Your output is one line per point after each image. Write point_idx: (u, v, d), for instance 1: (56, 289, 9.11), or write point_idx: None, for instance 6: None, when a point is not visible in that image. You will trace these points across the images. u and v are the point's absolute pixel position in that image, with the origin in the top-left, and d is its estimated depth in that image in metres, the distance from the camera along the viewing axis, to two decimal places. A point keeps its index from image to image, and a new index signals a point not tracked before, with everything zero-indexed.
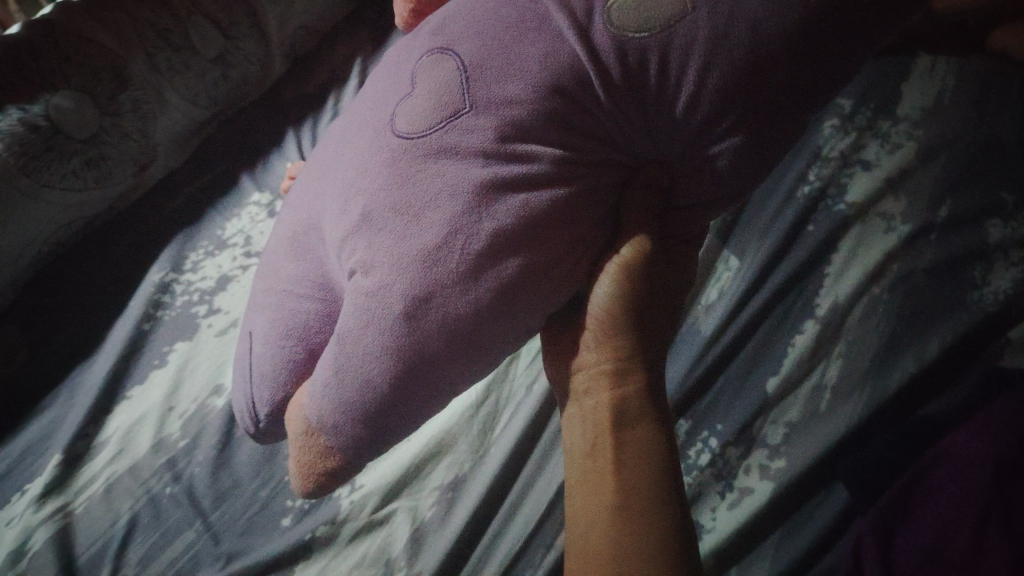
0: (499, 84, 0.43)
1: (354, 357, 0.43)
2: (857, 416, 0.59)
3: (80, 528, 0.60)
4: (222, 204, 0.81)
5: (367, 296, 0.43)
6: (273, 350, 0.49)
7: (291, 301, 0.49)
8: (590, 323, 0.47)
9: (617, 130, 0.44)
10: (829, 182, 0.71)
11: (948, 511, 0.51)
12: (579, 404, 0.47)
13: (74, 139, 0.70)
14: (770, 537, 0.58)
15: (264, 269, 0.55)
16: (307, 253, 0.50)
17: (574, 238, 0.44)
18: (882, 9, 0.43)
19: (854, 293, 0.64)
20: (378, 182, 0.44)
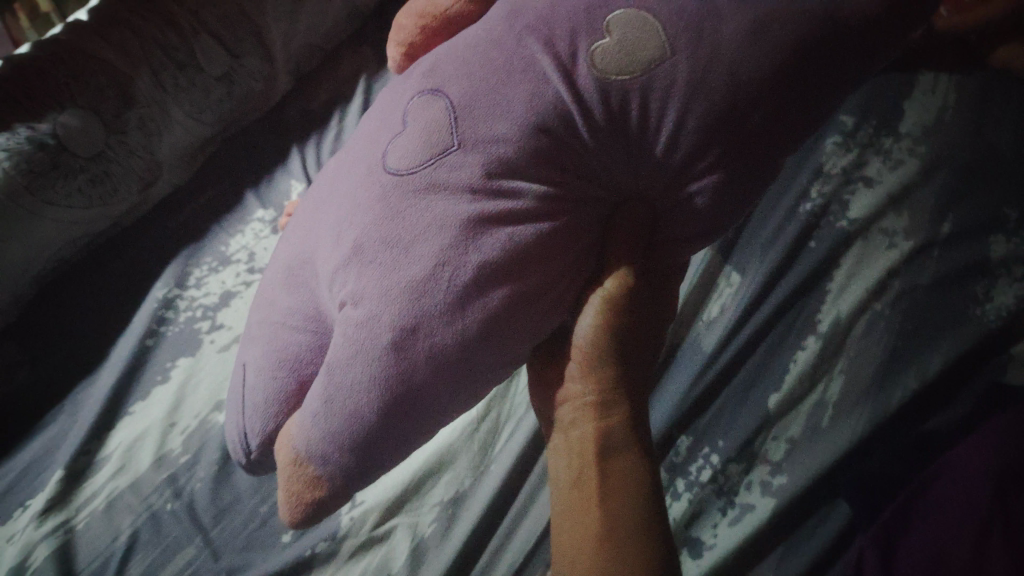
0: (486, 123, 0.45)
1: (342, 389, 0.44)
2: (858, 431, 0.59)
3: (81, 544, 0.60)
4: (227, 220, 0.81)
5: (355, 329, 0.43)
6: (265, 382, 0.49)
7: (284, 333, 0.49)
8: (574, 356, 0.48)
9: (605, 167, 0.46)
10: (831, 198, 0.70)
11: (950, 516, 0.52)
12: (564, 435, 0.47)
13: (80, 156, 0.71)
14: (771, 554, 0.57)
15: (258, 301, 0.55)
16: (300, 287, 0.50)
17: (560, 270, 0.45)
18: (844, 55, 0.47)
19: (856, 309, 0.64)
20: (368, 217, 0.45)
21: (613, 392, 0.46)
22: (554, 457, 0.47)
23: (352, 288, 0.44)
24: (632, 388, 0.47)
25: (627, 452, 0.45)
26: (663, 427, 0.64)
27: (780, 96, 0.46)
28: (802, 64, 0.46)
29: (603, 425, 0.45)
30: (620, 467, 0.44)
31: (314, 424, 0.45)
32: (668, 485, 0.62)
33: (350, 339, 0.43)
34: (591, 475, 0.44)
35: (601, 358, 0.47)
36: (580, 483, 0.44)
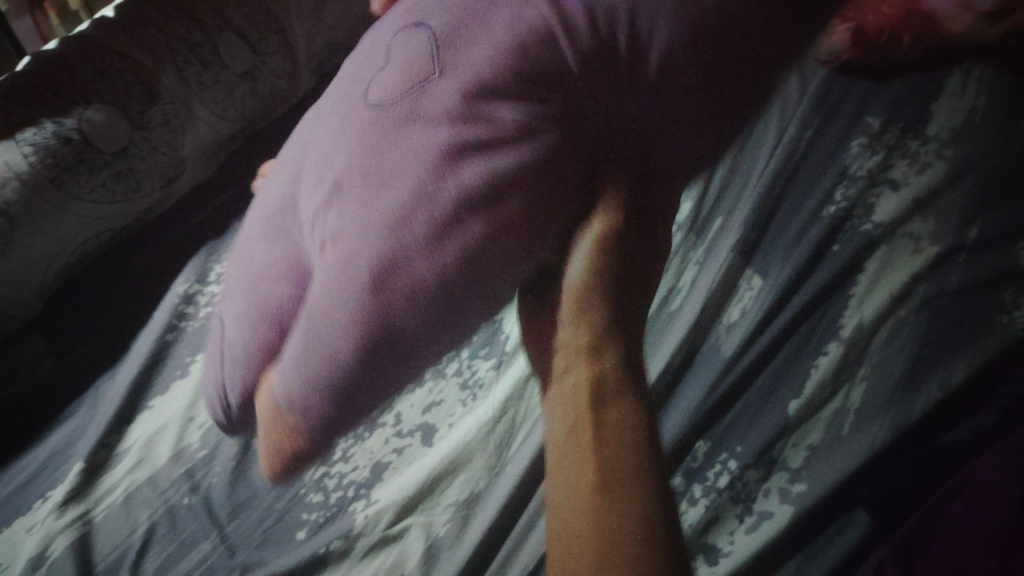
0: (465, 52, 0.56)
1: (329, 320, 0.51)
2: (881, 440, 0.58)
3: (98, 537, 0.60)
4: (247, 216, 0.81)
5: (338, 262, 0.52)
6: (254, 331, 0.57)
7: (262, 282, 0.58)
8: (567, 299, 0.51)
9: (589, 92, 0.56)
10: (855, 202, 0.70)
11: (973, 539, 0.50)
12: (558, 384, 0.49)
13: (104, 152, 0.73)
14: (789, 565, 0.56)
15: (239, 260, 0.63)
16: (282, 234, 0.59)
17: (542, 196, 0.52)
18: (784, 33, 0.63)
19: (878, 316, 0.63)
20: (353, 156, 0.56)
21: (604, 338, 0.48)
22: (550, 409, 0.49)
23: (346, 231, 0.53)
24: (625, 339, 0.49)
25: (620, 404, 0.46)
26: (680, 430, 0.63)
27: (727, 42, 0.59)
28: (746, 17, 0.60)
29: (596, 368, 0.47)
30: (616, 419, 0.45)
31: (300, 357, 0.52)
32: (685, 490, 0.61)
33: (332, 274, 0.52)
34: (584, 427, 0.45)
35: (591, 300, 0.49)
36: (573, 435, 0.46)
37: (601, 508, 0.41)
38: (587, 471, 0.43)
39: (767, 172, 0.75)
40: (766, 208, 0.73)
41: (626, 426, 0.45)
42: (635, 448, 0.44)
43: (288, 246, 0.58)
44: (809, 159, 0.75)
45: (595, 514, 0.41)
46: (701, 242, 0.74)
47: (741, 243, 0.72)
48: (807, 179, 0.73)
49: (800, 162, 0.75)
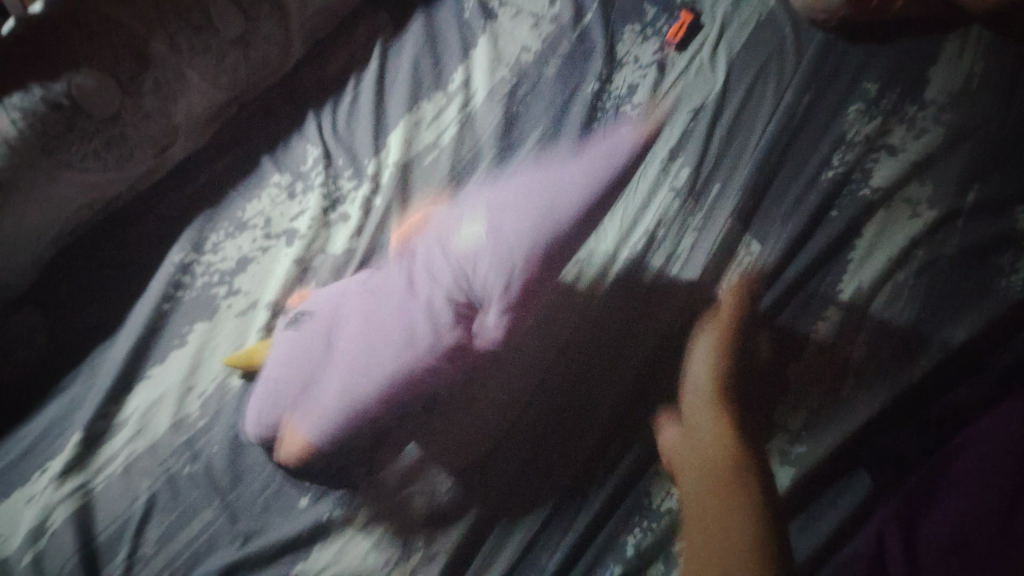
0: (549, 185, 0.64)
1: (396, 339, 0.53)
2: (881, 405, 0.59)
3: (99, 508, 0.60)
4: (243, 186, 0.81)
5: (412, 294, 0.57)
6: (286, 385, 0.56)
7: (309, 336, 0.58)
8: (725, 379, 0.60)
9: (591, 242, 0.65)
10: (853, 166, 0.70)
11: (977, 505, 0.52)
12: (684, 445, 0.57)
13: (95, 118, 0.70)
14: (793, 523, 0.57)
15: (294, 351, 0.58)
16: (366, 284, 0.61)
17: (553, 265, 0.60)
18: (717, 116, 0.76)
19: (877, 280, 0.64)
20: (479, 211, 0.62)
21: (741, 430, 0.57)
22: (682, 476, 0.56)
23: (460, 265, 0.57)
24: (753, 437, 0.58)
25: (750, 474, 0.55)
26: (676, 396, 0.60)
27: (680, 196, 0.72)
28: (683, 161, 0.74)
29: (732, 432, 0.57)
30: (748, 475, 0.54)
31: (399, 357, 0.53)
32: None
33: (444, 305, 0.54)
34: (729, 473, 0.54)
35: (728, 392, 0.59)
36: (719, 477, 0.54)
37: (747, 537, 0.50)
38: (730, 500, 0.53)
39: (766, 137, 0.74)
40: (764, 174, 0.71)
41: (756, 483, 0.54)
42: (765, 507, 0.53)
43: (347, 300, 0.60)
44: (806, 126, 0.74)
45: (742, 539, 0.50)
46: (700, 209, 0.71)
47: (739, 209, 0.70)
48: (802, 150, 0.72)
49: (796, 130, 0.74)
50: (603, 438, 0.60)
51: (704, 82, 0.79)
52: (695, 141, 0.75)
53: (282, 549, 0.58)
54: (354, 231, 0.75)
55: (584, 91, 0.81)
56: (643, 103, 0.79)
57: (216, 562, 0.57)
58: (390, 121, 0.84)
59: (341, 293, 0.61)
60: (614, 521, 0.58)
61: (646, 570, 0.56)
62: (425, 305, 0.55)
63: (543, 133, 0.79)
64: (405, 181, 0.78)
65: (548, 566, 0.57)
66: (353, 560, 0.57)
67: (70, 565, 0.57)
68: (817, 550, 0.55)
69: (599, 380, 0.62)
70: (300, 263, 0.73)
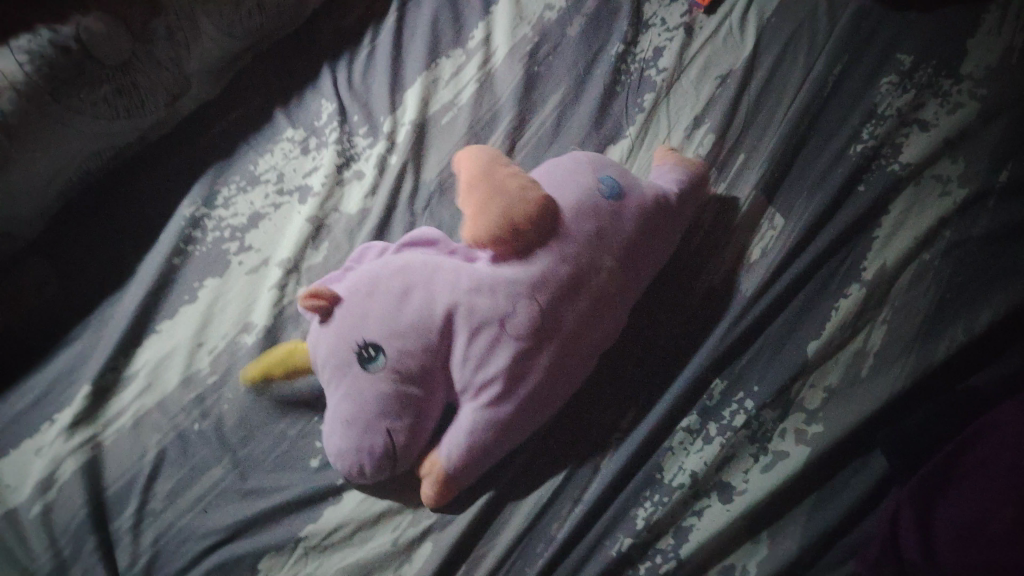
0: (595, 207, 0.57)
1: (486, 391, 0.53)
2: (899, 386, 0.57)
3: (109, 461, 0.59)
4: (255, 139, 0.79)
5: (476, 342, 0.53)
6: (361, 428, 0.52)
7: (366, 368, 0.53)
8: None
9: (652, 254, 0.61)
10: (883, 141, 0.67)
11: (987, 489, 0.48)
12: None
13: (107, 65, 0.69)
14: (803, 504, 0.54)
15: (351, 391, 0.53)
16: (403, 298, 0.54)
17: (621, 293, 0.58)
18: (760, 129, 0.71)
19: (902, 259, 0.61)
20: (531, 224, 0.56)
21: None
22: None
23: (546, 312, 0.54)
24: None
25: None
26: (697, 370, 0.59)
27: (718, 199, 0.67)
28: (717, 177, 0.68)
29: None
30: None
31: (495, 423, 0.53)
32: (700, 428, 0.57)
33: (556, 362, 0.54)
34: None
35: None
36: None
37: None
38: None
39: (795, 106, 0.71)
40: (791, 144, 0.69)
41: None
42: None
43: (405, 334, 0.53)
44: (837, 95, 0.71)
45: None
46: (723, 179, 0.69)
47: (763, 181, 0.68)
48: (829, 125, 0.69)
49: (826, 101, 0.71)
50: (619, 412, 0.59)
51: (732, 48, 0.76)
52: (721, 109, 0.72)
53: (289, 509, 0.57)
54: (369, 190, 0.73)
55: (607, 54, 0.78)
56: (669, 68, 0.76)
57: (224, 519, 0.57)
58: (407, 79, 0.81)
59: (394, 318, 0.53)
60: (624, 495, 0.56)
61: (655, 545, 0.54)
62: (518, 360, 0.53)
63: (564, 96, 0.77)
64: (421, 140, 0.76)
65: (553, 539, 0.55)
66: (359, 524, 0.56)
67: (79, 517, 0.56)
68: (829, 532, 0.53)
69: (640, 383, 0.60)
70: (314, 220, 0.72)
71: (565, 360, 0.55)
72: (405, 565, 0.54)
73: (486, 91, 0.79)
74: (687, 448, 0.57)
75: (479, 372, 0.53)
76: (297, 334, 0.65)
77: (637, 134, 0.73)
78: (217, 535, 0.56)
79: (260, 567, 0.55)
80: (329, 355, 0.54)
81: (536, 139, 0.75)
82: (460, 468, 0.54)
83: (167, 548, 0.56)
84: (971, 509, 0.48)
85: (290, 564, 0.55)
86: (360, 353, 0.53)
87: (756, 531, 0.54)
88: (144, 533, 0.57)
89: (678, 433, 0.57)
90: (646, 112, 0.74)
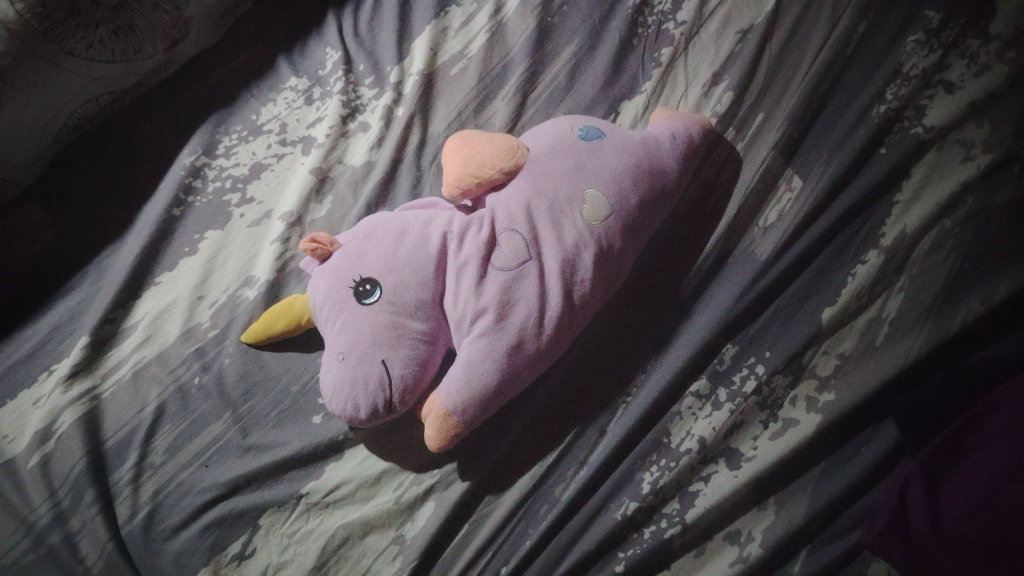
0: (613, 161, 0.56)
1: (493, 330, 0.51)
2: (914, 354, 0.55)
3: (108, 414, 0.59)
4: (258, 87, 0.77)
5: (488, 287, 0.52)
6: (359, 365, 0.50)
7: (372, 307, 0.51)
8: None
9: (663, 214, 0.60)
10: (907, 102, 0.63)
11: (992, 465, 0.46)
12: None
13: (102, 5, 0.66)
14: (810, 472, 0.53)
15: (353, 329, 0.51)
16: (415, 248, 0.53)
17: (633, 247, 0.57)
18: (773, 94, 0.68)
19: (923, 225, 0.59)
20: (547, 181, 0.56)
21: None
22: None
23: (565, 260, 0.53)
24: None
25: None
26: (708, 333, 0.58)
27: (731, 165, 0.65)
28: (731, 141, 0.66)
29: None
30: None
31: (498, 360, 0.50)
32: (709, 394, 0.56)
33: (556, 291, 0.52)
34: None
35: None
36: None
37: None
38: None
39: (819, 62, 0.68)
40: (812, 103, 0.66)
41: None
42: None
43: (400, 269, 0.52)
44: (861, 52, 0.67)
45: None
46: (740, 138, 0.67)
47: (783, 140, 0.65)
48: (853, 84, 0.66)
49: (850, 59, 0.67)
50: (627, 375, 0.58)
51: (754, 1, 0.73)
52: (741, 65, 0.70)
53: (290, 465, 0.56)
54: (374, 142, 0.71)
55: (624, 5, 0.75)
56: (688, 21, 0.73)
57: (224, 474, 0.56)
58: (416, 27, 0.79)
59: (391, 256, 0.53)
60: (629, 459, 0.55)
61: (660, 510, 0.53)
62: (512, 288, 0.52)
63: (578, 49, 0.74)
64: (428, 91, 0.74)
65: (557, 501, 0.54)
66: (361, 482, 0.55)
67: (77, 469, 0.56)
68: (838, 501, 0.51)
69: (643, 342, 0.59)
70: (318, 173, 0.70)
71: (575, 309, 0.53)
72: (407, 523, 0.54)
73: (497, 41, 0.76)
74: (695, 414, 0.56)
75: (475, 301, 0.51)
76: (300, 288, 0.64)
77: (653, 90, 0.71)
78: (217, 490, 0.55)
79: (262, 522, 0.54)
80: (326, 294, 0.54)
81: (548, 93, 0.72)
82: (459, 411, 0.51)
83: (166, 502, 0.55)
84: (977, 485, 0.46)
85: (292, 520, 0.54)
86: (361, 290, 0.52)
87: (762, 498, 0.53)
88: (143, 486, 0.56)
89: (687, 398, 0.56)
90: (663, 68, 0.71)
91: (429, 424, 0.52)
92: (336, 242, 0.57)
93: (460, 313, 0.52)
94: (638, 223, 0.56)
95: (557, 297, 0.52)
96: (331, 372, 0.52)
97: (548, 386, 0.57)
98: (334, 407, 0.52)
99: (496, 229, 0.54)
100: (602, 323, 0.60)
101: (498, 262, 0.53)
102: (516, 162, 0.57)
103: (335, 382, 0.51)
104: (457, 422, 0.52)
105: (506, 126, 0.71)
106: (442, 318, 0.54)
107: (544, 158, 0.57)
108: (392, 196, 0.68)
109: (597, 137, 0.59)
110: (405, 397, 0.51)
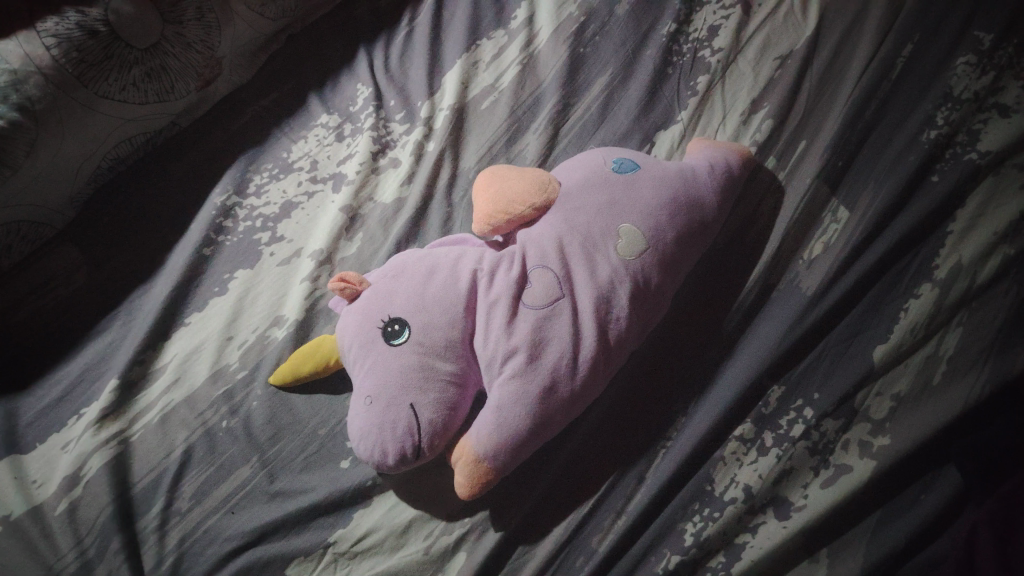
0: (650, 193, 0.55)
1: (525, 372, 0.48)
2: (978, 393, 0.51)
3: (135, 458, 0.58)
4: (291, 125, 0.77)
5: (520, 328, 0.50)
6: (387, 409, 0.49)
7: (401, 351, 0.50)
8: None
9: (704, 247, 0.57)
10: (958, 127, 0.60)
11: None
12: None
13: (135, 48, 0.67)
14: (866, 521, 0.49)
15: (381, 372, 0.50)
16: (446, 287, 0.52)
17: (671, 282, 0.55)
18: (816, 119, 0.65)
19: (981, 255, 0.55)
20: (580, 216, 0.54)
21: None
22: None
23: (599, 298, 0.51)
24: None
25: None
26: (753, 373, 0.54)
27: (771, 194, 0.63)
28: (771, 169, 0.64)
29: None
30: None
31: (529, 403, 0.48)
32: (754, 438, 0.53)
33: (590, 329, 0.50)
34: None
35: None
36: None
37: None
38: None
39: (863, 84, 0.65)
40: (857, 128, 0.63)
41: None
42: None
43: (430, 308, 0.51)
44: (907, 77, 0.64)
45: None
46: (781, 167, 0.64)
47: (826, 168, 0.62)
48: (900, 107, 0.63)
49: (896, 82, 0.64)
50: (666, 418, 0.55)
51: (793, 27, 0.71)
52: (780, 91, 0.67)
53: (317, 513, 0.55)
54: (405, 178, 0.71)
55: (658, 34, 0.74)
56: (725, 48, 0.71)
57: (250, 522, 0.55)
58: (447, 62, 0.79)
59: (420, 295, 0.52)
60: (669, 509, 0.52)
61: (704, 563, 0.50)
62: (544, 327, 0.50)
63: (610, 80, 0.73)
64: (459, 126, 0.73)
65: (593, 553, 0.51)
66: (391, 531, 0.53)
67: (104, 516, 0.55)
68: (896, 554, 0.47)
69: (682, 381, 0.56)
70: (348, 211, 0.69)
71: (610, 348, 0.51)
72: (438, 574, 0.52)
73: (529, 73, 0.76)
74: (740, 460, 0.52)
75: (506, 341, 0.49)
76: (330, 328, 0.63)
77: (689, 119, 0.69)
78: (243, 538, 0.54)
79: (289, 571, 0.53)
80: (355, 335, 0.52)
81: (580, 125, 0.71)
82: (489, 455, 0.49)
83: (192, 550, 0.54)
84: None
85: (319, 570, 0.53)
86: (387, 330, 0.51)
87: (813, 550, 0.49)
88: (169, 534, 0.55)
89: (731, 443, 0.53)
90: (699, 96, 0.69)
91: (463, 469, 0.50)
92: (365, 281, 0.56)
93: (490, 354, 0.50)
94: (676, 258, 0.54)
95: (590, 337, 0.50)
96: (359, 416, 0.50)
97: (583, 431, 0.55)
98: (363, 451, 0.50)
99: (527, 266, 0.53)
100: (640, 362, 0.57)
101: (529, 300, 0.51)
102: (547, 197, 0.55)
103: (365, 426, 0.50)
104: (488, 469, 0.50)
105: (537, 159, 0.70)
106: (473, 359, 0.52)
107: (577, 192, 0.55)
108: (422, 233, 0.67)
109: (631, 169, 0.57)
110: (433, 442, 0.49)
